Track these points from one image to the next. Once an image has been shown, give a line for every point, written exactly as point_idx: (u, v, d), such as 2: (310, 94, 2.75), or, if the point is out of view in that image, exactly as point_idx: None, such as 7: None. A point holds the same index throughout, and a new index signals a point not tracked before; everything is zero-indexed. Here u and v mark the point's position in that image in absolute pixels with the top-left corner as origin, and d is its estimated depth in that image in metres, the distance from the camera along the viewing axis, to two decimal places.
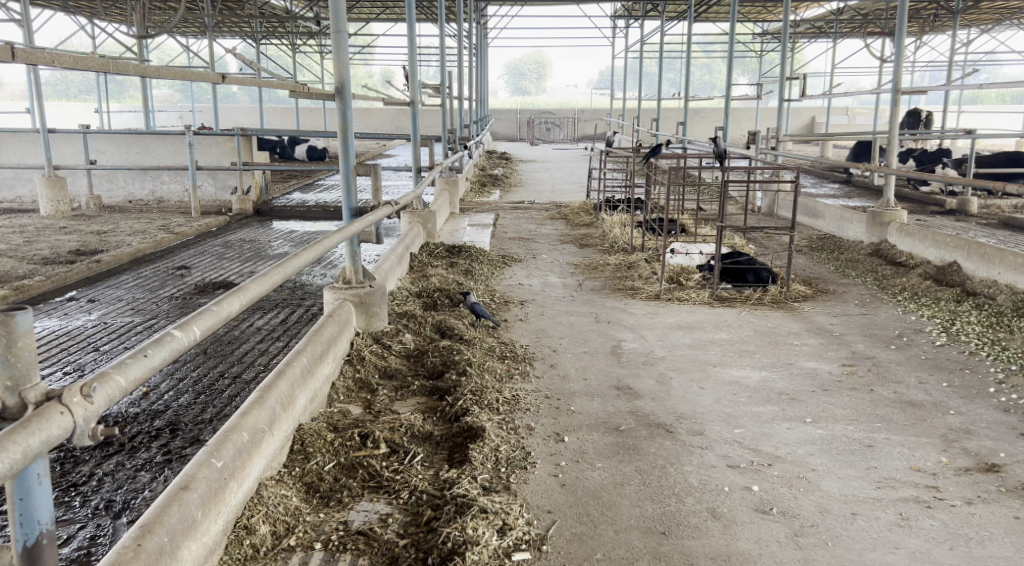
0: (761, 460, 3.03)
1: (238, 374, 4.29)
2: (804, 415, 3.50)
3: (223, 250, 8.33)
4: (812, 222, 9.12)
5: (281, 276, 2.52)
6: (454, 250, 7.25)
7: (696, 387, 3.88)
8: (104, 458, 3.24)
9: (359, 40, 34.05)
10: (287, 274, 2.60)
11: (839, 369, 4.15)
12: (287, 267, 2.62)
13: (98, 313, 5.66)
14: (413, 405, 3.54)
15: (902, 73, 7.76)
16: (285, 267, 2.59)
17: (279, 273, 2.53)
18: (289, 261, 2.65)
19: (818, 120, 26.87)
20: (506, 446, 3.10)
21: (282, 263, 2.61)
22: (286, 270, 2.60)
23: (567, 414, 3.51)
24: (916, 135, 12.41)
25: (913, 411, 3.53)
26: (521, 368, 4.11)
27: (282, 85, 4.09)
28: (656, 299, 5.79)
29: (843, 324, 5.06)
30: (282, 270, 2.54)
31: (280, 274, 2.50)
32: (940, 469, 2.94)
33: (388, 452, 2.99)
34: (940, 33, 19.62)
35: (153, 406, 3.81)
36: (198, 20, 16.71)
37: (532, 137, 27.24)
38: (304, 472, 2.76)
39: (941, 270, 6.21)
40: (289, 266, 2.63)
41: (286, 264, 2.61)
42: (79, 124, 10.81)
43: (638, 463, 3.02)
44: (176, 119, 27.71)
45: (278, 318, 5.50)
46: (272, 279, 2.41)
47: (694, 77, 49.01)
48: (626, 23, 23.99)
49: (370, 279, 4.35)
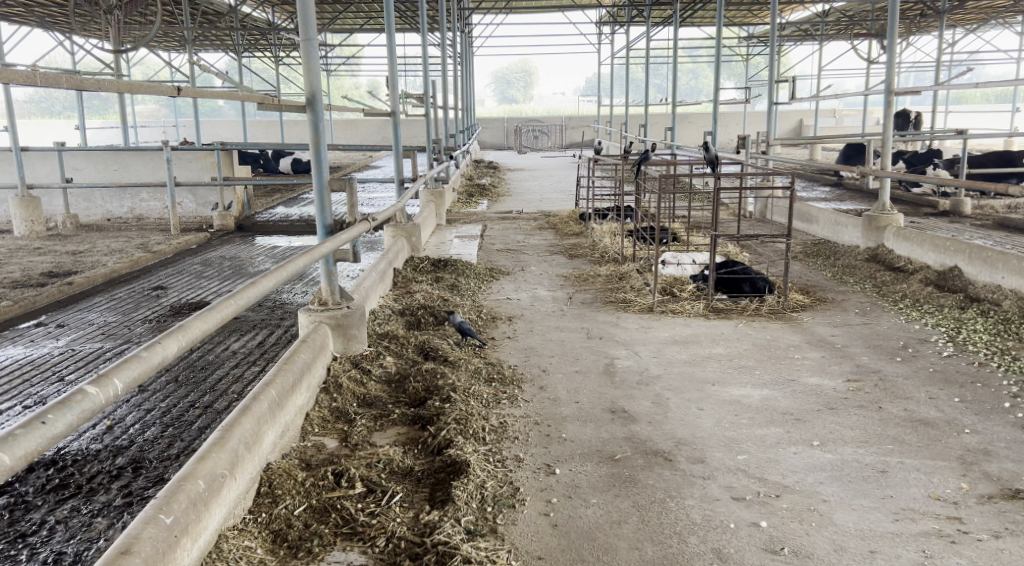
0: (768, 491, 2.81)
1: (209, 403, 4.03)
2: (811, 438, 3.28)
3: (202, 269, 8.08)
4: (805, 227, 8.94)
5: (232, 310, 2.29)
6: (440, 264, 7.01)
7: (695, 409, 3.66)
8: (59, 503, 2.97)
9: (343, 52, 33.82)
10: (239, 308, 2.37)
11: (844, 385, 3.93)
12: (240, 299, 2.40)
13: (67, 339, 5.38)
14: (394, 436, 3.31)
15: (894, 75, 7.57)
16: (237, 299, 2.37)
17: (230, 306, 2.30)
18: (241, 292, 2.42)
19: (806, 123, 26.88)
20: (492, 482, 2.87)
21: (234, 295, 2.38)
22: (238, 303, 2.38)
23: (559, 442, 3.28)
24: (906, 136, 12.22)
25: (926, 430, 3.32)
26: (509, 392, 3.87)
27: (249, 98, 3.85)
28: (648, 311, 5.58)
29: (845, 335, 4.86)
30: (232, 304, 2.32)
31: (229, 309, 2.28)
32: (961, 497, 2.73)
33: (365, 492, 2.75)
34: (924, 34, 19.67)
35: (117, 442, 3.55)
36: (178, 33, 16.44)
37: (520, 145, 26.98)
38: (271, 518, 2.53)
39: (942, 275, 6.03)
40: (242, 298, 2.40)
41: (238, 297, 2.39)
42: (53, 142, 10.52)
43: (637, 497, 2.79)
44: (160, 134, 27.43)
45: (255, 341, 5.25)
46: (217, 316, 2.19)
47: (680, 82, 49.21)
48: (612, 29, 23.92)
49: (348, 299, 4.11)
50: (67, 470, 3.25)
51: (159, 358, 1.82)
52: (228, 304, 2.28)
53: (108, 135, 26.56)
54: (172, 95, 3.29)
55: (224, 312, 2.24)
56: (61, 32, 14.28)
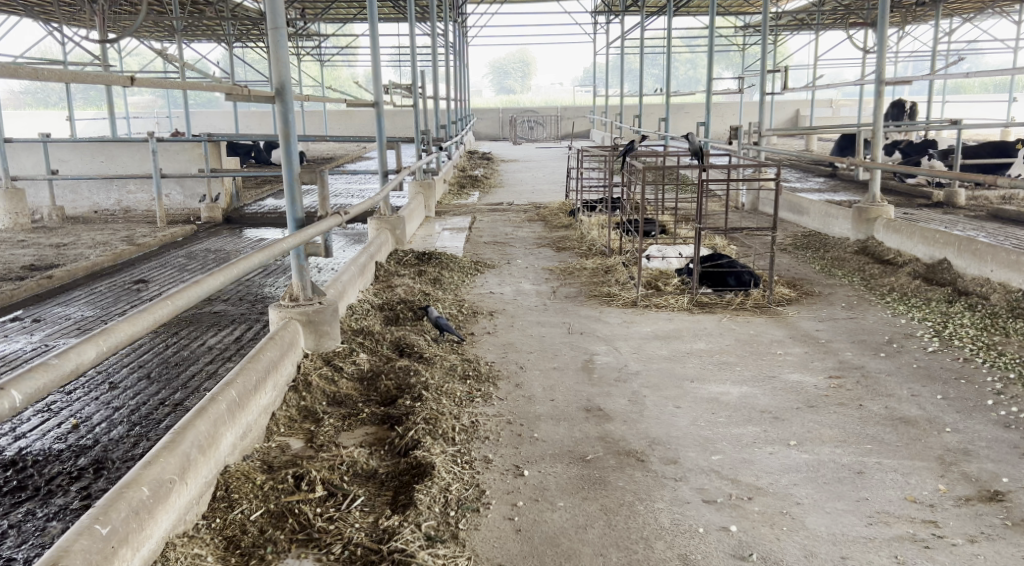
0: (741, 493, 2.74)
1: (179, 401, 3.94)
2: (788, 437, 3.21)
3: (186, 262, 7.99)
4: (796, 218, 8.86)
5: (168, 312, 2.18)
6: (424, 257, 6.91)
7: (672, 407, 3.58)
8: (14, 506, 2.89)
9: (336, 42, 33.47)
10: (176, 310, 2.25)
11: (825, 382, 3.86)
12: (179, 300, 2.28)
13: (41, 334, 5.29)
14: (361, 436, 3.23)
15: (885, 64, 7.44)
16: (175, 300, 2.25)
17: (166, 308, 2.19)
18: (180, 293, 2.31)
19: (801, 113, 26.78)
20: (457, 484, 2.79)
21: (173, 296, 2.27)
22: (176, 304, 2.26)
23: (530, 442, 3.21)
24: (901, 126, 12.08)
25: (906, 429, 3.26)
26: (483, 390, 3.79)
27: (217, 88, 3.74)
28: (632, 305, 5.50)
29: (829, 329, 4.79)
30: (168, 305, 2.20)
31: (163, 310, 2.16)
32: (938, 500, 2.65)
33: (325, 495, 2.67)
34: (921, 23, 19.51)
35: (81, 441, 3.48)
36: (167, 23, 16.23)
37: (515, 136, 26.80)
38: (225, 524, 2.45)
39: (931, 268, 5.97)
40: (181, 299, 2.29)
41: (177, 298, 2.27)
42: (38, 133, 10.39)
43: (604, 500, 2.71)
44: (152, 125, 27.22)
45: (232, 336, 5.16)
46: (147, 319, 2.07)
47: (678, 72, 49.09)
48: (607, 18, 23.72)
49: (320, 295, 4.03)
50: (27, 471, 3.17)
51: (76, 366, 1.71)
52: (162, 307, 2.17)
53: (100, 126, 26.34)
54: (126, 84, 3.08)
55: (155, 314, 2.12)
56: (47, 22, 14.08)
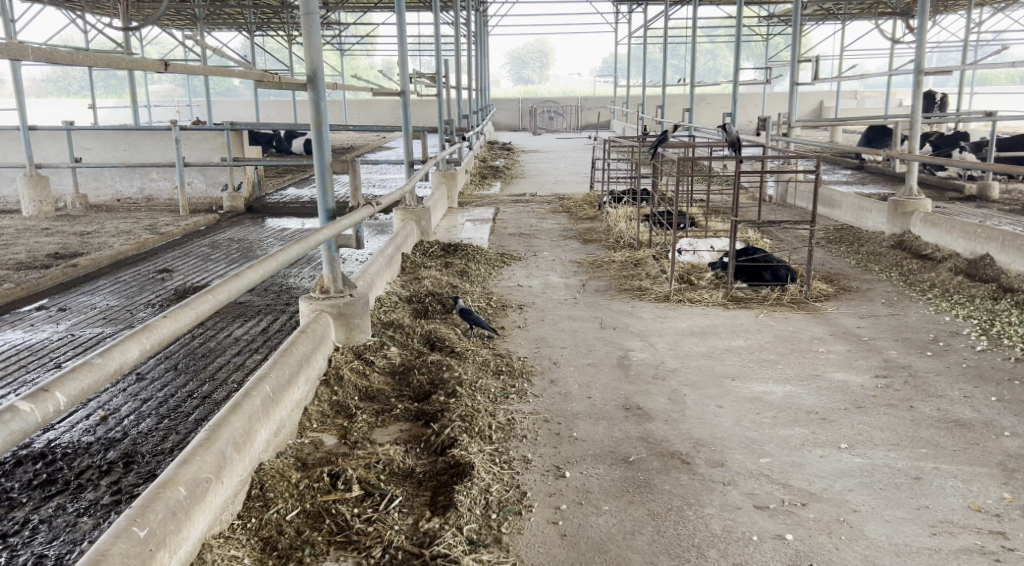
0: (794, 499, 2.62)
1: (208, 393, 3.87)
2: (839, 440, 3.08)
3: (209, 251, 7.95)
4: (827, 212, 8.66)
5: (209, 306, 2.08)
6: (450, 248, 6.81)
7: (714, 407, 3.46)
8: (45, 500, 2.83)
9: (355, 31, 33.39)
10: (218, 304, 2.15)
11: (872, 382, 3.72)
12: (220, 294, 2.18)
13: (67, 323, 5.26)
14: (396, 433, 3.14)
15: (924, 53, 7.18)
16: (216, 294, 2.15)
17: (208, 303, 2.09)
18: (221, 286, 2.20)
19: (825, 105, 26.44)
20: (497, 485, 2.70)
21: (215, 289, 2.17)
22: (218, 298, 2.16)
23: (570, 441, 3.11)
24: (932, 118, 11.69)
25: (962, 432, 3.12)
26: (518, 387, 3.68)
27: (249, 75, 3.62)
28: (665, 300, 5.37)
29: (871, 327, 4.63)
30: (210, 299, 2.10)
31: (206, 305, 2.07)
32: (1004, 509, 2.52)
33: (363, 495, 2.58)
34: (951, 13, 19.07)
35: (110, 435, 3.42)
36: (190, 12, 16.23)
37: (535, 127, 26.58)
38: (261, 523, 2.37)
39: (972, 263, 5.78)
40: (223, 292, 2.19)
41: (218, 291, 2.17)
42: (62, 121, 10.38)
43: (651, 505, 2.60)
44: (172, 113, 27.33)
45: (259, 327, 5.10)
46: (189, 315, 1.98)
47: (698, 63, 48.68)
48: (629, 8, 23.44)
49: (350, 287, 3.93)
50: (57, 464, 3.12)
51: (119, 366, 1.61)
52: (204, 301, 2.06)
53: (122, 115, 26.48)
54: (159, 69, 2.98)
55: (197, 309, 2.02)
56: (71, 10, 14.07)
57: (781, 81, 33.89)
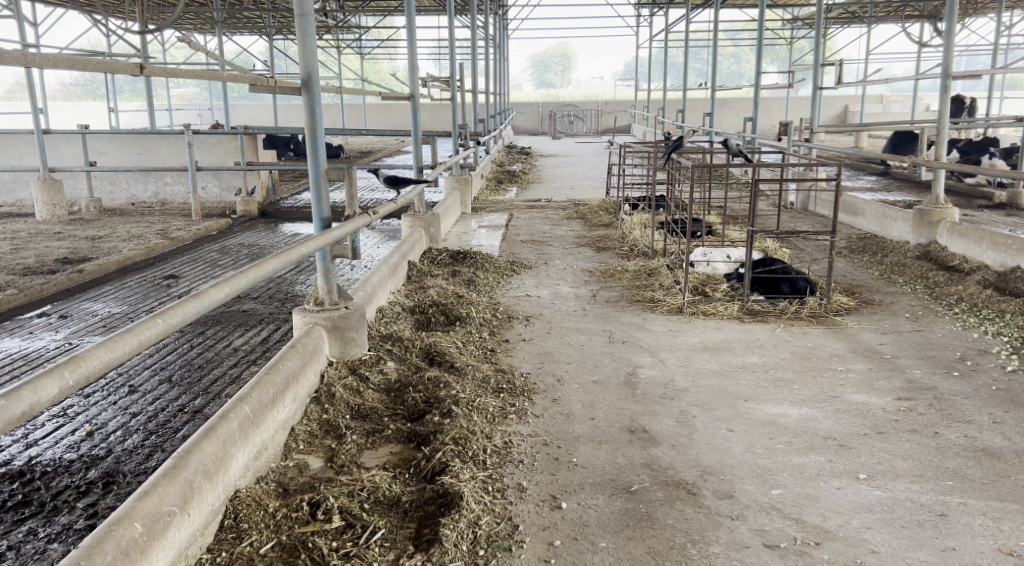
0: (807, 537, 2.42)
1: (198, 408, 3.74)
2: (857, 470, 2.87)
3: (218, 257, 7.86)
4: (850, 220, 8.38)
5: (158, 331, 1.93)
6: (459, 256, 6.66)
7: (724, 431, 3.25)
8: (16, 524, 2.71)
9: (376, 35, 33.54)
10: (170, 328, 2.00)
11: (894, 405, 3.50)
12: (173, 316, 2.02)
13: (66, 331, 5.17)
14: (385, 456, 2.98)
15: (952, 57, 6.88)
16: (167, 317, 1.99)
17: (156, 327, 1.93)
18: (174, 309, 2.04)
19: (850, 110, 25.99)
20: (487, 518, 2.53)
21: (165, 312, 2.02)
22: (169, 321, 2.00)
23: (568, 468, 2.93)
24: (960, 123, 11.35)
25: (992, 463, 2.89)
26: (517, 406, 3.51)
27: (241, 79, 3.46)
28: (678, 312, 5.16)
29: (893, 343, 4.40)
30: (159, 324, 1.95)
31: (153, 330, 1.91)
32: None
33: (343, 526, 2.43)
34: (981, 16, 18.59)
35: (93, 452, 3.29)
36: (209, 16, 16.28)
37: (554, 131, 26.35)
38: (232, 557, 2.22)
39: (1002, 276, 5.51)
40: (175, 315, 2.03)
41: (170, 314, 2.01)
42: (77, 125, 10.40)
43: (652, 542, 2.42)
44: (194, 116, 27.53)
45: (258, 337, 4.96)
46: (130, 341, 1.82)
47: (721, 68, 48.26)
48: (650, 11, 23.14)
49: (346, 300, 3.78)
50: (34, 484, 3.00)
51: (30, 407, 1.46)
52: (150, 326, 1.91)
53: (143, 118, 26.71)
54: (134, 72, 2.82)
55: (141, 336, 1.87)
56: (91, 14, 14.15)
57: (805, 85, 33.37)
